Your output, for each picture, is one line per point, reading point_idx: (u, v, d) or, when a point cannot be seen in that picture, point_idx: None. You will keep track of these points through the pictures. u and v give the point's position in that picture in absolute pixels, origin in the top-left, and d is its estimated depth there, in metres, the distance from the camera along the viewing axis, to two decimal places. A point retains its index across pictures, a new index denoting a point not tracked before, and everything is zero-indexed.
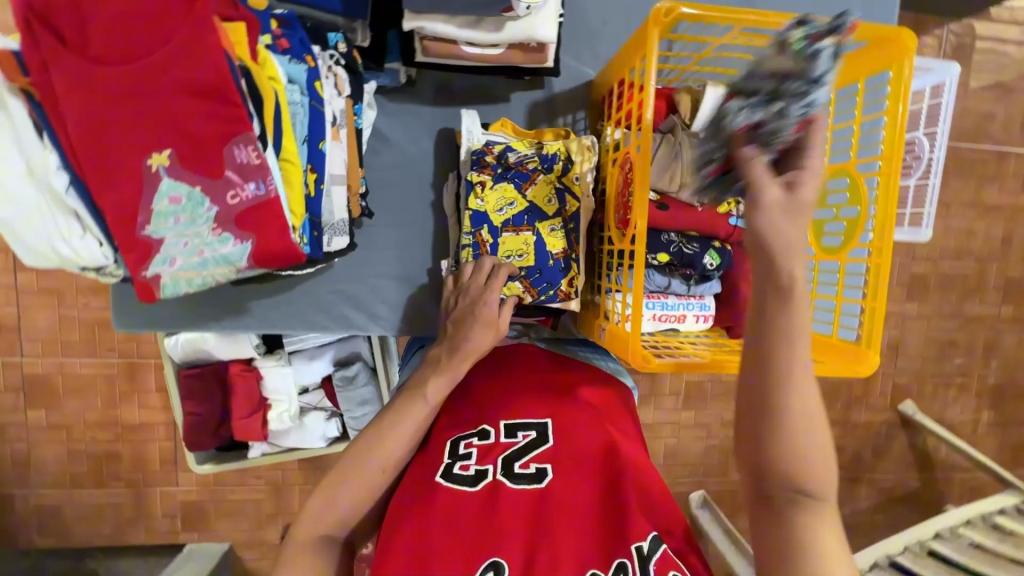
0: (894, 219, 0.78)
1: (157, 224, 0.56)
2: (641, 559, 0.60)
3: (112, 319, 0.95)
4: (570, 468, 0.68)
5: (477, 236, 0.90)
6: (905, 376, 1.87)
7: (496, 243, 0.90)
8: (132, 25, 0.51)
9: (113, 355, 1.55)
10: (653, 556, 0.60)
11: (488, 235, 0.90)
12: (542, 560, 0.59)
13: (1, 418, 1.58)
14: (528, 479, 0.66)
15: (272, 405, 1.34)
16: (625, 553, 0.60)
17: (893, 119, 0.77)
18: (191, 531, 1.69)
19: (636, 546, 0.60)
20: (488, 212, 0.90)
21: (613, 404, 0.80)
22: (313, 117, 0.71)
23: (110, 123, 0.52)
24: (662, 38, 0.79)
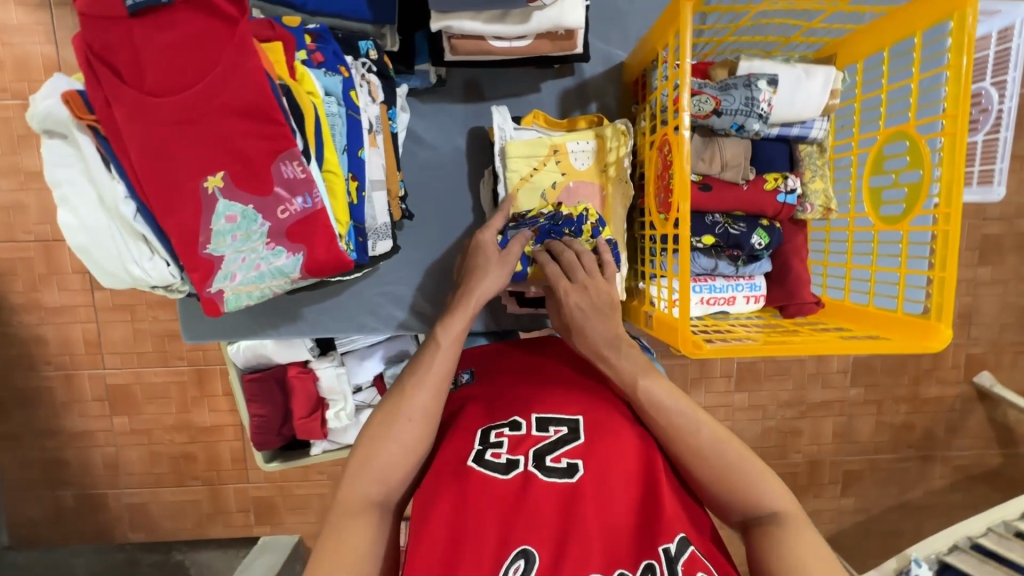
0: (961, 180, 0.73)
1: (217, 243, 0.59)
2: (668, 560, 0.60)
3: (182, 332, 1.01)
4: (603, 463, 0.66)
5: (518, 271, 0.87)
6: (980, 346, 1.74)
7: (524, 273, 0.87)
8: (182, 56, 0.54)
9: (183, 363, 1.66)
10: (681, 557, 0.60)
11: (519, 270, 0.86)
12: (573, 554, 0.59)
13: (90, 425, 1.71)
14: (559, 473, 0.65)
15: (329, 404, 1.38)
16: (654, 555, 0.60)
17: (955, 73, 0.72)
18: (263, 525, 1.80)
19: (664, 547, 0.60)
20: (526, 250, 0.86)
21: None
22: (351, 126, 0.72)
23: (170, 149, 0.55)
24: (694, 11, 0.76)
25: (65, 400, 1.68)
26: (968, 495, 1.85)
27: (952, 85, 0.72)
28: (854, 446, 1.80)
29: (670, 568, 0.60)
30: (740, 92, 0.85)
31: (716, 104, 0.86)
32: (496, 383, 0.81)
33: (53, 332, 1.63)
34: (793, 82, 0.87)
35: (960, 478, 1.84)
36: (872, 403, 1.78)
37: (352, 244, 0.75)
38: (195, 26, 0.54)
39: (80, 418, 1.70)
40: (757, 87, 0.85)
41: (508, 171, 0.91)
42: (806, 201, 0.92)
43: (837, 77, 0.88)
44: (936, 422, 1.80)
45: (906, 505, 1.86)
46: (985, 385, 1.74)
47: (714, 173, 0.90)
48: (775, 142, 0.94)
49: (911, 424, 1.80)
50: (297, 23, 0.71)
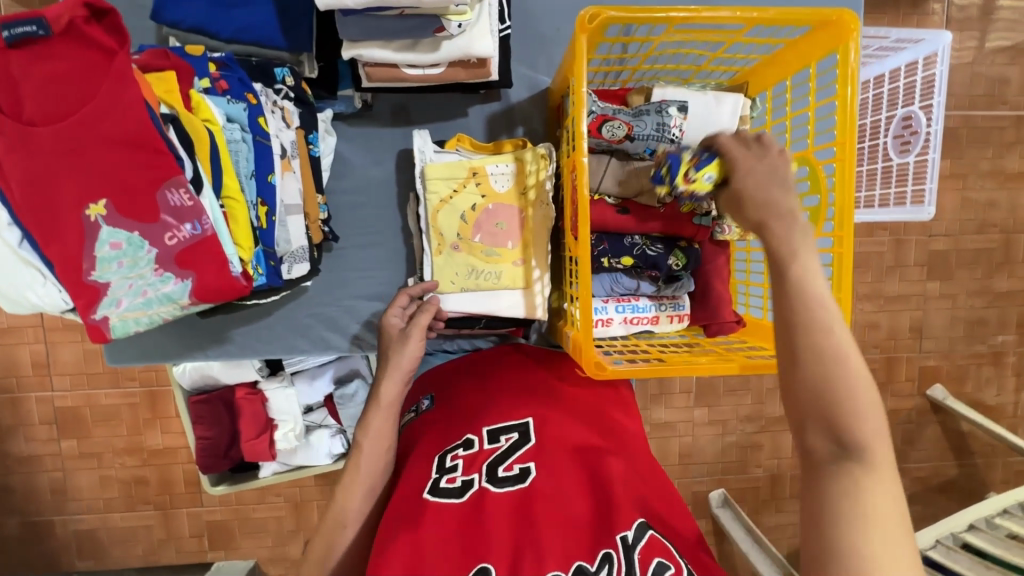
0: (852, 204, 0.76)
1: (102, 269, 0.59)
2: (626, 548, 0.60)
3: (105, 354, 1.00)
4: (552, 465, 0.69)
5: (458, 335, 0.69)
6: (932, 359, 1.77)
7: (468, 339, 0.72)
8: (62, 85, 0.54)
9: (134, 385, 1.62)
10: (638, 543, 0.60)
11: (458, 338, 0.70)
12: (529, 558, 0.59)
13: (36, 449, 1.66)
14: (511, 482, 0.67)
15: (277, 425, 1.35)
16: (612, 543, 0.60)
17: (843, 102, 0.75)
18: (218, 550, 1.75)
19: (620, 536, 0.61)
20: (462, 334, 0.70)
21: (598, 390, 0.83)
22: (258, 152, 0.73)
23: (52, 178, 0.56)
24: (593, 41, 0.79)
25: (11, 424, 1.63)
26: (927, 506, 1.87)
27: (841, 114, 0.75)
28: None
29: (628, 557, 0.59)
30: (652, 117, 0.88)
31: (628, 130, 0.88)
32: (454, 402, 0.84)
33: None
34: (704, 108, 0.90)
35: (918, 490, 1.86)
36: None
37: (260, 268, 0.75)
38: (78, 58, 0.55)
39: (26, 442, 1.65)
40: (669, 111, 0.88)
41: (429, 192, 0.93)
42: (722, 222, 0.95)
43: (746, 103, 0.91)
44: (893, 434, 1.83)
45: None
46: (937, 398, 1.77)
47: (633, 197, 0.92)
48: None
49: None
50: (201, 52, 0.72)
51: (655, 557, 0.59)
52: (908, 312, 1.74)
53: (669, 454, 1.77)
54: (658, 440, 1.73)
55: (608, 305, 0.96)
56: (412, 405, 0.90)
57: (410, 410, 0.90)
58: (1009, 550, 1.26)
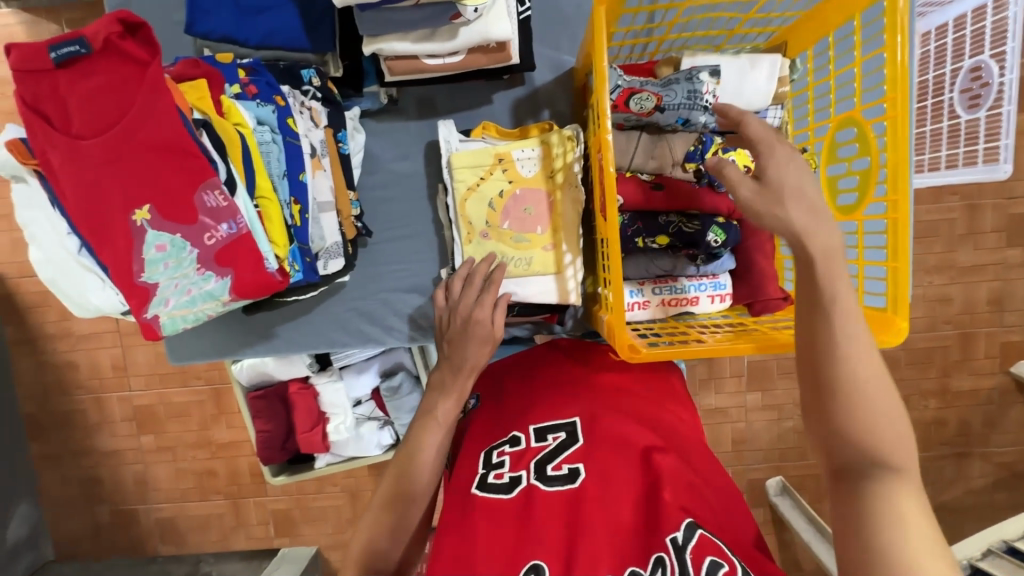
0: (907, 165, 0.70)
1: (151, 271, 0.63)
2: (677, 550, 0.56)
3: (167, 354, 1.06)
4: (602, 464, 0.66)
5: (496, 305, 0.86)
6: (1016, 333, 1.62)
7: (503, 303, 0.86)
8: (103, 99, 0.58)
9: (200, 383, 1.73)
10: (689, 544, 0.57)
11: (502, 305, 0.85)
12: (581, 560, 0.57)
13: (119, 444, 1.80)
14: (560, 480, 0.65)
15: (329, 418, 1.40)
16: (662, 545, 0.57)
17: (892, 53, 0.69)
18: (283, 537, 1.85)
19: (670, 537, 0.57)
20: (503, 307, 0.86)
21: (648, 390, 0.79)
22: (289, 152, 0.75)
23: (100, 186, 0.60)
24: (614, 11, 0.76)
25: (97, 421, 1.78)
26: (1013, 494, 1.72)
27: (890, 66, 0.69)
28: None
29: (680, 559, 0.56)
30: (682, 86, 0.84)
31: (657, 100, 0.84)
32: (502, 401, 0.81)
33: (83, 358, 1.73)
34: (737, 73, 0.85)
35: (1004, 476, 1.71)
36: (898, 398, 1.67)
37: (297, 265, 0.77)
38: (115, 72, 0.58)
39: (111, 438, 1.80)
40: (699, 77, 0.83)
41: (458, 180, 0.93)
42: None
43: (784, 64, 0.85)
44: (972, 416, 1.68)
45: (944, 507, 1.74)
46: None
47: (666, 170, 0.88)
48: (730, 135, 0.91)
49: (944, 420, 1.69)
50: (230, 59, 0.75)
51: (707, 557, 0.55)
52: (986, 283, 1.59)
53: (721, 440, 1.71)
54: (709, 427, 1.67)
55: (645, 288, 0.94)
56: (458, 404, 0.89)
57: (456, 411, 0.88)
58: None
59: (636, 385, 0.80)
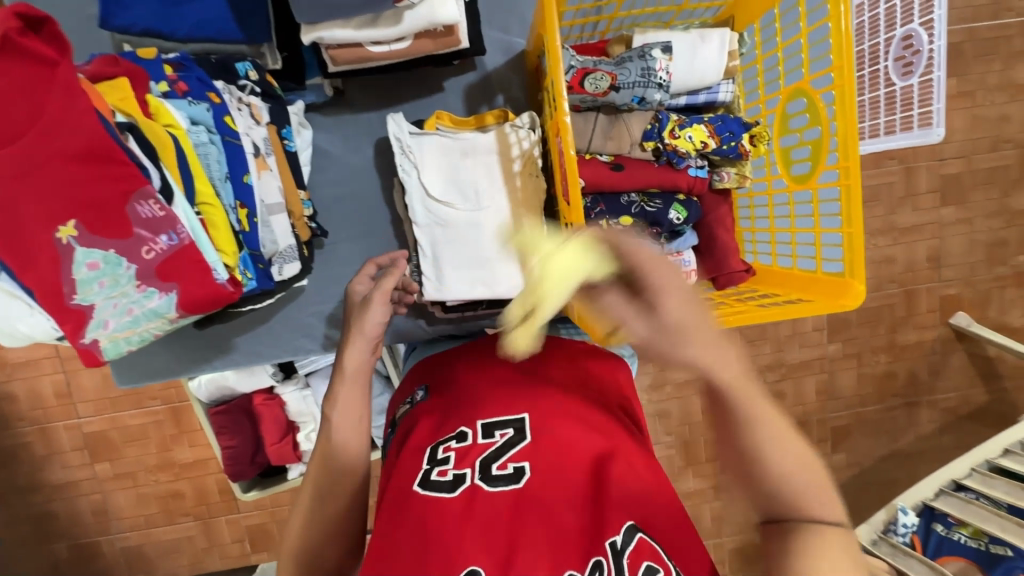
0: (856, 135, 0.72)
1: (83, 292, 0.58)
2: (615, 554, 0.57)
3: (114, 377, 0.99)
4: (549, 463, 0.65)
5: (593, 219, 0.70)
6: (953, 287, 1.72)
7: None
8: (5, 103, 0.51)
9: (156, 403, 1.63)
10: (628, 548, 0.57)
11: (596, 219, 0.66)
12: (519, 562, 0.57)
13: (72, 475, 1.68)
14: (505, 480, 0.64)
15: (300, 426, 1.36)
16: (601, 550, 0.57)
17: (837, 23, 0.70)
18: (261, 552, 1.78)
19: (611, 541, 0.58)
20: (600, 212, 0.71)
21: (588, 382, 0.79)
22: (229, 153, 0.70)
23: (14, 202, 0.53)
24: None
25: (45, 454, 1.66)
26: (957, 435, 1.84)
27: (835, 38, 0.71)
28: (838, 401, 1.78)
29: (617, 563, 0.56)
30: (637, 65, 0.83)
31: (612, 80, 0.83)
32: (448, 392, 0.80)
33: (22, 389, 1.60)
34: (689, 48, 0.84)
35: (948, 420, 1.83)
36: (851, 356, 1.76)
37: (248, 272, 0.73)
38: (18, 76, 0.52)
39: (62, 470, 1.68)
40: (654, 54, 0.82)
41: (423, 172, 0.89)
42: (719, 169, 0.91)
43: (734, 38, 0.86)
44: (919, 366, 1.79)
45: (898, 454, 1.85)
46: (962, 325, 1.72)
47: (625, 151, 0.88)
48: (685, 112, 0.91)
49: (893, 373, 1.78)
50: (153, 54, 0.69)
51: (644, 562, 0.57)
52: (924, 242, 1.67)
53: (692, 412, 1.74)
54: (679, 401, 1.70)
55: None
56: (405, 398, 0.86)
57: (404, 403, 0.85)
58: None
59: (581, 382, 0.79)
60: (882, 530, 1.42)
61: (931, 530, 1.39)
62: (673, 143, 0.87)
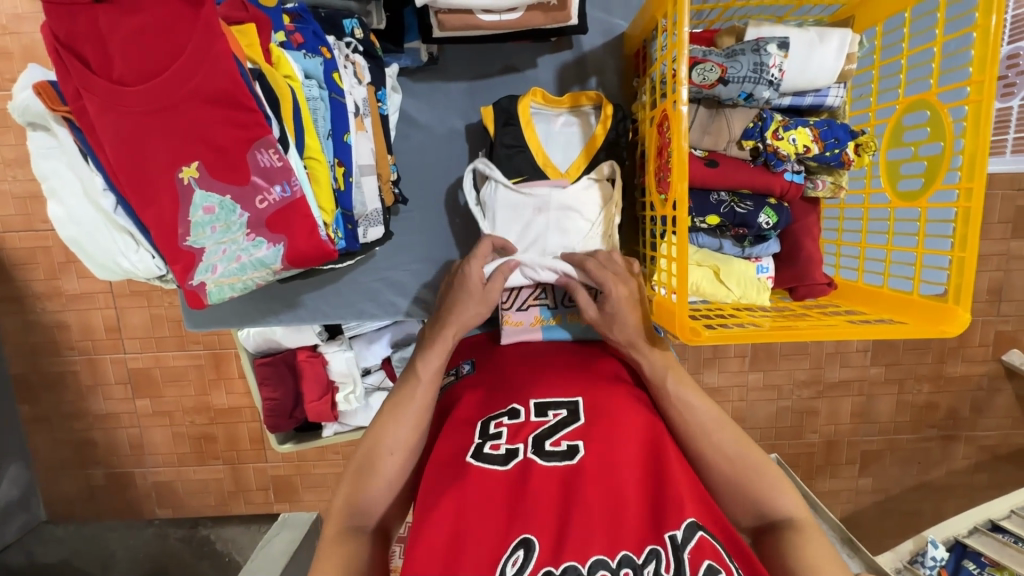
0: (986, 152, 0.68)
1: (196, 235, 0.59)
2: (674, 547, 0.57)
3: (185, 320, 1.01)
4: (603, 445, 0.64)
5: (770, 146, 0.83)
6: (1011, 324, 1.59)
7: (829, 144, 0.83)
8: (147, 40, 0.52)
9: (198, 347, 1.61)
10: (688, 544, 0.57)
11: (775, 146, 0.83)
12: (573, 537, 0.57)
13: (114, 407, 1.68)
14: (558, 457, 0.64)
15: (339, 387, 1.28)
16: (659, 541, 0.57)
17: (984, 33, 0.66)
18: (283, 502, 1.76)
19: (669, 535, 0.58)
20: (781, 152, 0.83)
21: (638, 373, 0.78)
22: (335, 110, 0.70)
23: (145, 138, 0.54)
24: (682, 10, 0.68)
25: (90, 384, 1.66)
26: (994, 475, 1.72)
27: (980, 48, 0.67)
28: (873, 426, 1.70)
29: (676, 556, 0.56)
30: (749, 59, 0.79)
31: (722, 72, 0.79)
32: (498, 367, 0.80)
33: (74, 319, 1.61)
34: (805, 46, 0.80)
35: (985, 458, 1.72)
36: (893, 382, 1.66)
37: (340, 232, 0.73)
38: (161, 11, 0.52)
39: (105, 401, 1.68)
40: (769, 49, 0.79)
41: (497, 231, 0.87)
42: (815, 177, 0.87)
43: (854, 40, 0.81)
44: (961, 402, 1.67)
45: (928, 486, 1.75)
46: (1014, 363, 1.60)
47: (721, 148, 0.86)
48: (787, 113, 0.88)
49: (934, 404, 1.68)
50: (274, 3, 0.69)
51: (705, 561, 0.56)
52: (986, 273, 1.55)
53: None
54: None
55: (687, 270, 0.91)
56: (449, 368, 0.85)
57: (448, 374, 0.84)
58: None
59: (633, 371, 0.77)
60: (908, 560, 1.40)
61: (961, 566, 1.35)
62: (774, 144, 0.83)
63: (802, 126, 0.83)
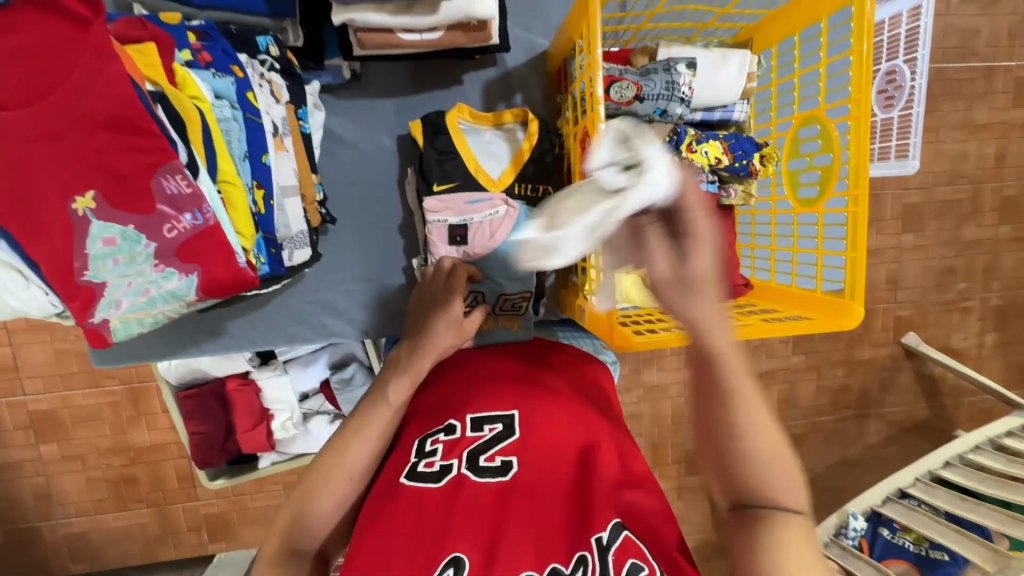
0: (867, 161, 0.75)
1: (96, 268, 0.55)
2: (600, 549, 0.55)
3: (92, 357, 0.93)
4: (534, 456, 0.65)
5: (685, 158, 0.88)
6: (906, 309, 1.77)
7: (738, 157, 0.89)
8: (26, 59, 0.48)
9: (113, 382, 1.47)
10: (613, 544, 0.56)
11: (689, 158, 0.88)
12: (501, 551, 0.55)
13: (13, 456, 1.51)
14: (491, 473, 0.64)
15: (274, 415, 1.22)
16: (585, 545, 0.56)
17: (860, 56, 0.74)
18: (219, 542, 1.64)
19: (595, 536, 0.56)
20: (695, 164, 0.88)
21: (575, 383, 0.78)
22: (251, 131, 0.67)
23: (29, 167, 0.50)
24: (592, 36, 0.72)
25: None
26: (902, 447, 1.90)
27: (856, 69, 0.75)
28: (797, 410, 1.83)
29: (602, 558, 0.55)
30: (660, 78, 0.84)
31: (637, 89, 0.84)
32: (440, 389, 0.78)
33: None
34: (711, 66, 0.87)
35: (893, 432, 1.89)
36: (811, 369, 1.80)
37: (262, 257, 0.70)
38: (41, 30, 0.48)
39: (1, 450, 1.50)
40: (678, 68, 0.84)
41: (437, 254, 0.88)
42: (728, 186, 0.93)
43: (752, 60, 0.88)
44: (870, 383, 1.84)
45: (847, 461, 1.90)
46: (911, 345, 1.78)
47: None
48: (699, 127, 0.93)
49: (848, 386, 1.83)
50: (178, 20, 0.65)
51: (628, 559, 0.55)
52: (882, 266, 1.72)
53: (661, 416, 1.77)
54: (650, 403, 1.72)
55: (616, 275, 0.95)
56: None
57: None
58: (980, 482, 1.38)
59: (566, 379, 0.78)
60: (834, 534, 1.46)
61: (877, 534, 1.48)
62: (690, 157, 0.88)
63: (713, 140, 0.89)
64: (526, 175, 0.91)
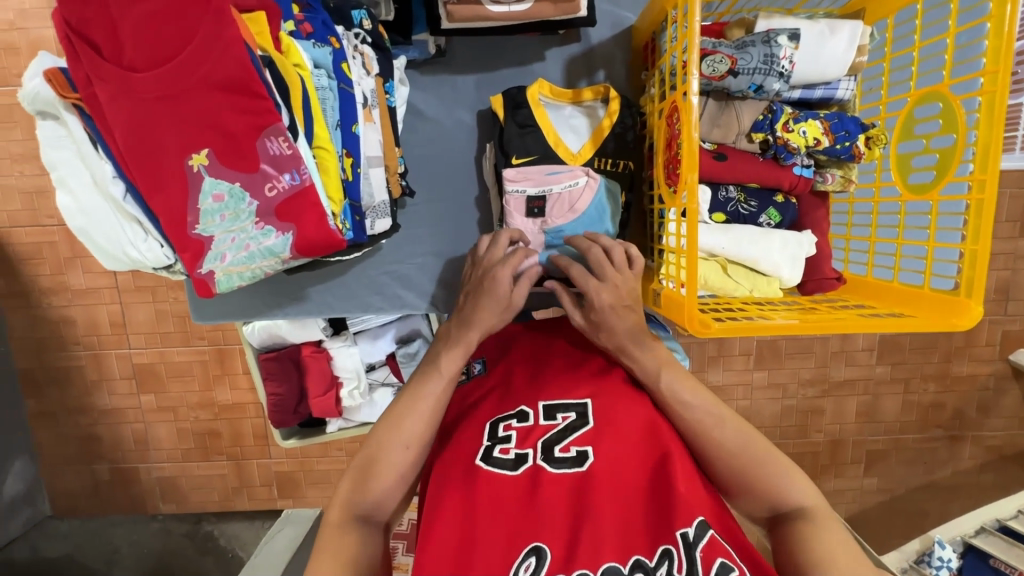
0: (999, 144, 0.67)
1: (205, 222, 0.59)
2: (687, 546, 0.56)
3: (192, 313, 1.00)
4: (612, 450, 0.63)
5: (781, 138, 0.83)
6: (1017, 323, 1.58)
7: (840, 138, 0.82)
8: (159, 25, 0.53)
9: (202, 343, 1.60)
10: (700, 543, 0.56)
11: (783, 138, 0.82)
12: (583, 544, 0.57)
13: (119, 403, 1.68)
14: (568, 464, 0.63)
15: (343, 383, 1.27)
16: (671, 540, 0.57)
17: (999, 23, 0.66)
18: (287, 498, 1.75)
19: (681, 533, 0.56)
20: (790, 145, 0.83)
21: None
22: (344, 100, 0.70)
23: (156, 126, 0.55)
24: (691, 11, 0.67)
25: (95, 379, 1.65)
26: (999, 477, 1.70)
27: (993, 39, 0.66)
28: (878, 425, 1.68)
29: (689, 556, 0.55)
30: (759, 49, 0.79)
31: (731, 63, 0.79)
32: (510, 369, 0.78)
33: (80, 314, 1.60)
34: (817, 39, 0.80)
35: (992, 459, 1.70)
36: (898, 382, 1.65)
37: (349, 223, 0.72)
38: None
39: (109, 396, 1.67)
40: (779, 39, 0.78)
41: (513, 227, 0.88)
42: (825, 171, 0.87)
43: (865, 31, 0.80)
44: (967, 403, 1.66)
45: (934, 485, 1.72)
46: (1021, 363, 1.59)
47: (730, 141, 0.85)
48: (796, 106, 0.87)
49: (941, 404, 1.66)
50: None
51: (718, 559, 0.55)
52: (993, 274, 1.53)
53: None
54: None
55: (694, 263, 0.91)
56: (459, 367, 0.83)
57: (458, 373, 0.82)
58: None
59: None
60: (914, 560, 1.38)
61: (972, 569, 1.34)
62: (784, 137, 0.82)
63: (812, 118, 0.82)
64: (605, 150, 0.89)
